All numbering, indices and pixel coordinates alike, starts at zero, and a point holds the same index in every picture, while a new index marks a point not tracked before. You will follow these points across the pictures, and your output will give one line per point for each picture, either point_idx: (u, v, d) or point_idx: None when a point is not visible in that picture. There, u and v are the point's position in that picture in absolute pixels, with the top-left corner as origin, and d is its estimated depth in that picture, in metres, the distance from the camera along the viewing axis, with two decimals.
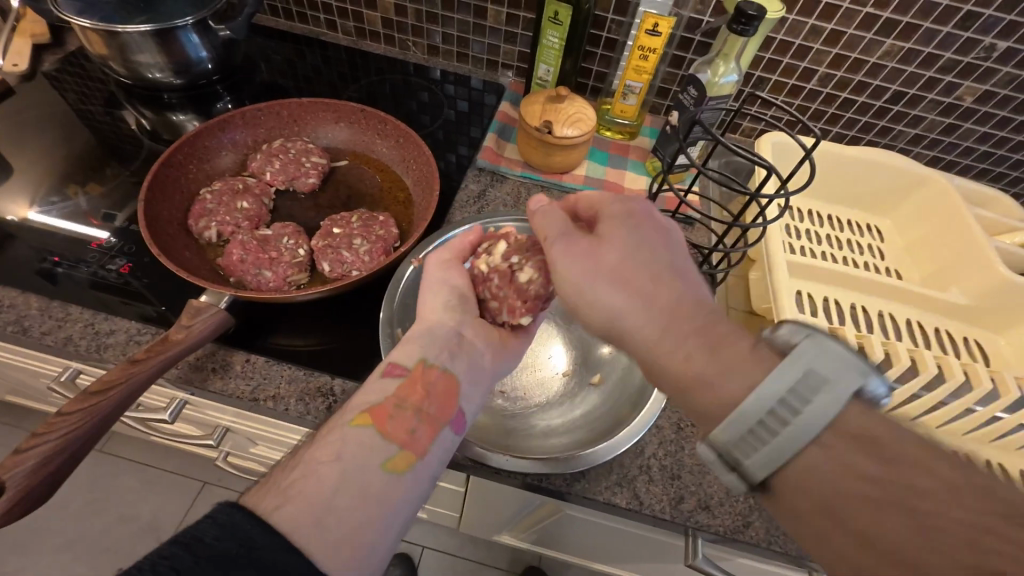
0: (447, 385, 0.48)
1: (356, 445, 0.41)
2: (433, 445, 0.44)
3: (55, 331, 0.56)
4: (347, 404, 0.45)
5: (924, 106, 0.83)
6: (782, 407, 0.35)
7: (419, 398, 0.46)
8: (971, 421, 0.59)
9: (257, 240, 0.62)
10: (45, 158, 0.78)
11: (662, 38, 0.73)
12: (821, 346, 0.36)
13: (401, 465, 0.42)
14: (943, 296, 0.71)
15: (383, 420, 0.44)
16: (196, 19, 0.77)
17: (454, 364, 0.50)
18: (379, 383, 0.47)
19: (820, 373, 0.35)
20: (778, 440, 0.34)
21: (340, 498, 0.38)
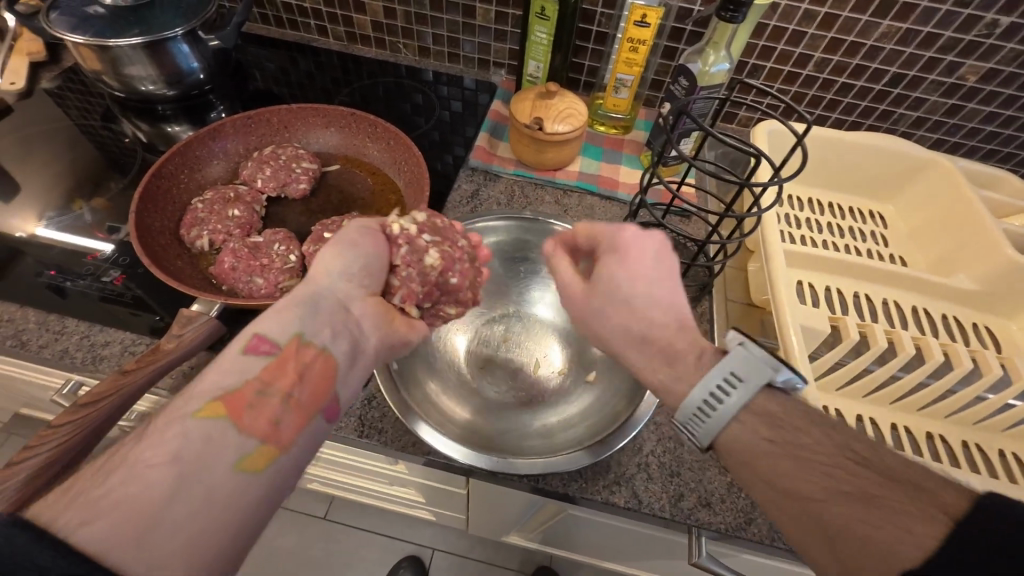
0: (322, 366, 0.44)
1: (203, 437, 0.35)
2: (301, 436, 0.40)
3: (52, 344, 0.57)
4: (189, 387, 0.38)
5: (926, 87, 0.81)
6: (723, 387, 0.41)
7: (288, 382, 0.41)
8: (981, 410, 0.58)
9: (248, 247, 0.62)
10: (42, 173, 0.79)
11: (651, 29, 0.71)
12: (752, 349, 0.42)
13: (261, 460, 0.36)
14: (950, 282, 0.69)
15: (239, 410, 0.37)
16: (186, 30, 0.78)
17: (333, 343, 0.45)
18: (239, 362, 0.41)
19: (744, 370, 0.41)
20: (715, 417, 0.41)
21: (176, 501, 0.31)
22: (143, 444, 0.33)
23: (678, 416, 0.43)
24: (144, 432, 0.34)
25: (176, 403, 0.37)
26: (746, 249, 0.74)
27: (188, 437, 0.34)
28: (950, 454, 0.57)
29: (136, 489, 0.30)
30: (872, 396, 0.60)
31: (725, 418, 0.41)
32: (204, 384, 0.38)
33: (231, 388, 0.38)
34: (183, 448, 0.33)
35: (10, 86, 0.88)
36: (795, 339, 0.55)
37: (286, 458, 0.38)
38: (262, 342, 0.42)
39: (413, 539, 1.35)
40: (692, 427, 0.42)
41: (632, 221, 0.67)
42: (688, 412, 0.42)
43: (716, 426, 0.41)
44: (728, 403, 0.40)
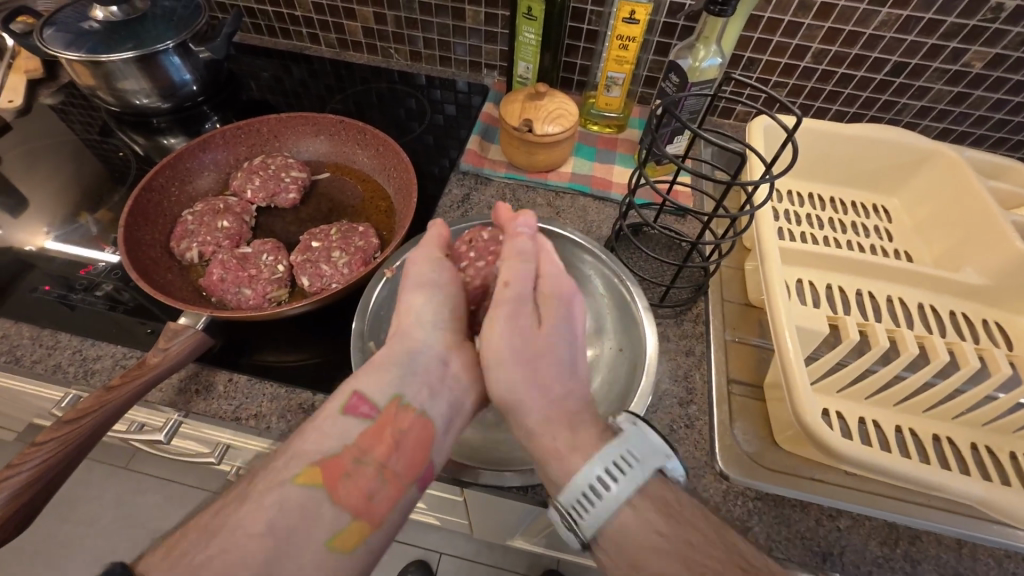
0: (417, 434, 0.46)
1: (302, 505, 0.39)
2: (394, 510, 0.42)
3: (45, 359, 0.57)
4: (298, 449, 0.42)
5: (930, 75, 0.78)
6: (601, 480, 0.42)
7: (383, 452, 0.44)
8: (991, 411, 0.55)
9: (236, 258, 0.62)
10: (40, 188, 0.80)
11: (640, 26, 0.70)
12: (644, 431, 0.45)
13: (351, 538, 0.39)
14: (956, 277, 0.67)
15: (334, 479, 0.41)
16: (177, 43, 0.79)
17: (431, 407, 0.47)
18: (341, 423, 0.44)
19: (641, 451, 0.43)
20: (598, 507, 0.41)
21: (276, 569, 0.35)
22: (247, 506, 0.38)
23: (559, 501, 0.43)
24: (253, 492, 0.39)
25: (282, 463, 0.41)
26: (743, 248, 0.73)
27: (287, 505, 0.38)
28: (958, 457, 0.55)
29: (231, 560, 0.34)
30: (876, 397, 0.58)
31: (604, 512, 0.41)
32: (310, 444, 0.43)
33: (331, 454, 0.42)
34: (278, 517, 0.37)
35: (9, 104, 0.89)
36: (789, 338, 0.53)
37: (376, 534, 0.40)
38: (361, 404, 0.46)
39: (419, 542, 1.35)
40: (574, 516, 0.43)
41: (622, 222, 0.66)
42: (570, 497, 0.42)
43: (595, 518, 0.42)
44: (610, 495, 0.42)
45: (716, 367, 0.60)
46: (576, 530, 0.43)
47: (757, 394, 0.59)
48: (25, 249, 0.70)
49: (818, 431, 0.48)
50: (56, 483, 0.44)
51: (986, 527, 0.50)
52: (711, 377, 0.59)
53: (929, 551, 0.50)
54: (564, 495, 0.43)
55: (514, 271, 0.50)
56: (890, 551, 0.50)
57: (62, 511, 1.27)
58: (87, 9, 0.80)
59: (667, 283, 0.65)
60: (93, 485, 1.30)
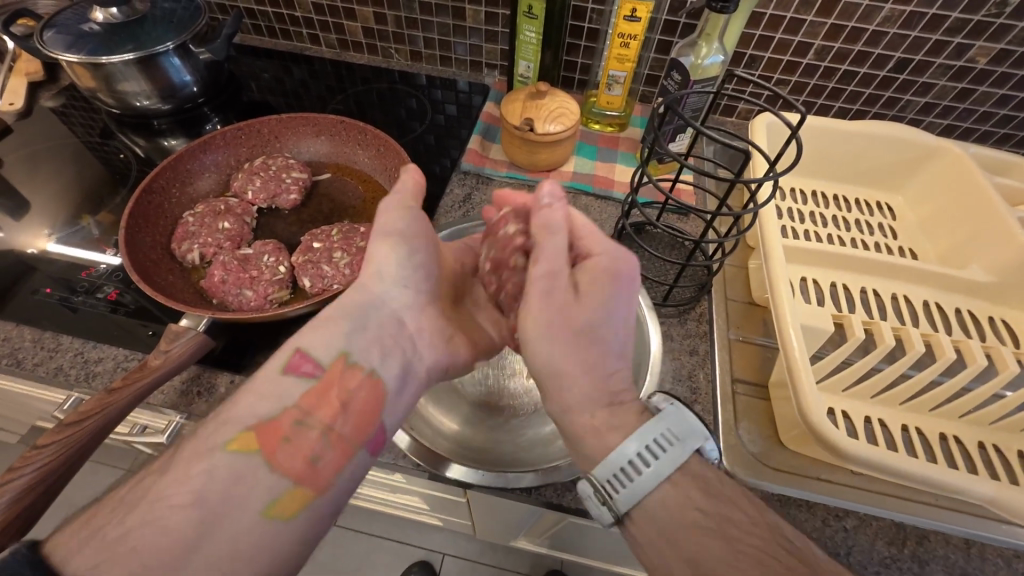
0: (364, 394, 0.46)
1: (234, 472, 0.38)
2: (340, 474, 0.42)
3: (47, 361, 0.57)
4: (232, 413, 0.41)
5: (933, 72, 0.78)
6: (648, 450, 0.42)
7: (329, 413, 0.44)
8: (998, 409, 0.55)
9: (237, 259, 0.62)
10: (40, 191, 0.80)
11: (642, 24, 0.70)
12: (684, 412, 0.43)
13: (293, 504, 0.39)
14: (962, 274, 0.66)
15: (274, 445, 0.40)
16: (177, 44, 0.78)
17: (380, 365, 0.48)
18: (281, 384, 0.44)
19: (679, 430, 0.43)
20: (635, 482, 0.41)
21: (205, 541, 0.35)
22: (174, 479, 0.37)
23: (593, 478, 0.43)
24: (181, 460, 0.38)
25: (209, 431, 0.40)
26: (746, 246, 0.72)
27: (216, 473, 0.38)
28: (965, 456, 0.54)
29: (154, 533, 0.34)
30: (882, 396, 0.57)
31: (642, 489, 0.41)
32: (244, 410, 0.42)
33: (267, 418, 0.41)
34: (209, 486, 0.37)
35: (9, 107, 0.89)
36: (794, 337, 0.53)
37: (321, 499, 0.40)
38: (303, 364, 0.45)
39: (422, 543, 1.34)
40: (608, 490, 0.42)
41: (625, 221, 0.65)
42: (609, 470, 0.42)
43: (633, 493, 0.41)
44: (649, 470, 0.41)
45: (720, 367, 0.60)
46: (611, 503, 0.42)
47: (762, 394, 0.59)
48: (28, 252, 0.70)
49: (824, 430, 0.47)
50: (59, 486, 0.43)
51: (994, 527, 0.50)
52: (715, 377, 0.59)
53: (937, 551, 0.49)
54: (605, 466, 0.42)
55: (551, 250, 0.47)
56: (897, 552, 0.49)
57: (66, 513, 1.27)
58: (86, 11, 0.80)
59: (670, 282, 0.65)
60: (97, 487, 1.30)
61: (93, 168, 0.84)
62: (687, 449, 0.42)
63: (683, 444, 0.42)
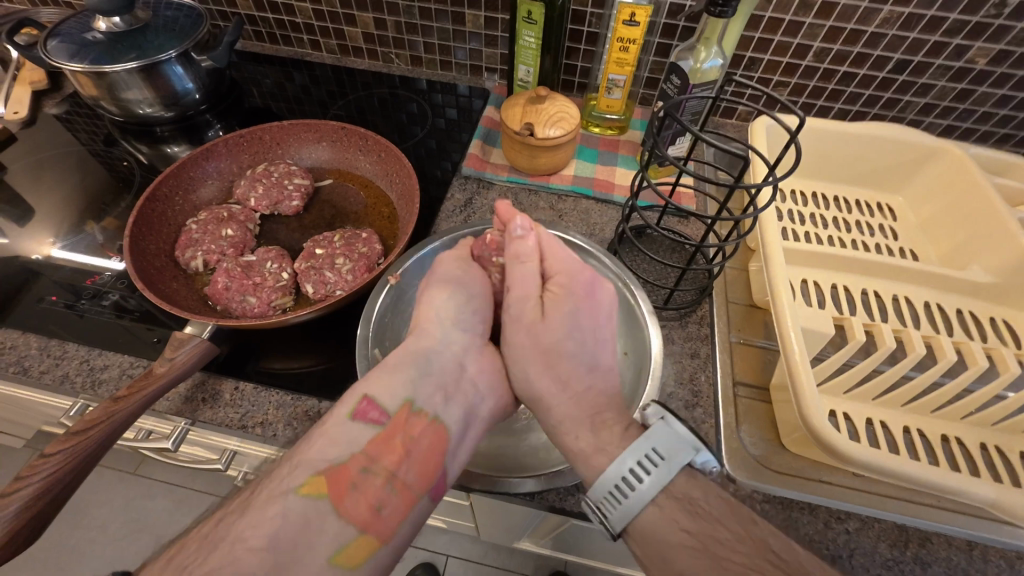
0: (428, 442, 0.46)
1: (304, 516, 0.38)
2: (402, 523, 0.41)
3: (53, 369, 0.58)
4: (303, 457, 0.42)
5: (933, 72, 0.77)
6: (637, 467, 0.43)
7: (394, 459, 0.44)
8: (999, 411, 0.55)
9: (241, 266, 0.63)
10: (44, 198, 0.81)
11: (641, 28, 0.70)
12: (673, 426, 0.44)
13: (358, 552, 0.38)
14: (961, 275, 0.66)
15: (341, 490, 0.40)
16: (180, 52, 0.79)
17: (445, 412, 0.48)
18: (349, 430, 0.44)
19: (666, 446, 0.43)
20: (629, 499, 0.42)
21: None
22: (248, 518, 0.37)
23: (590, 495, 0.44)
24: (256, 502, 0.39)
25: (285, 472, 0.41)
26: (746, 248, 0.73)
27: (289, 517, 0.38)
28: (967, 457, 0.54)
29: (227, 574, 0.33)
30: (882, 398, 0.57)
31: (637, 505, 0.42)
32: (315, 453, 0.42)
33: (338, 463, 0.42)
34: (280, 531, 0.37)
35: (13, 116, 0.90)
36: (795, 338, 0.53)
37: (386, 548, 0.40)
38: (370, 409, 0.46)
39: (426, 546, 1.35)
40: (608, 507, 0.43)
41: (626, 226, 0.65)
42: (602, 489, 0.43)
43: (627, 512, 0.42)
44: (640, 490, 0.42)
45: (722, 371, 0.60)
46: (609, 520, 0.43)
47: (764, 397, 0.59)
48: (33, 258, 0.71)
49: (826, 434, 0.47)
50: (65, 495, 0.44)
51: (995, 528, 0.50)
52: (717, 380, 0.59)
53: (940, 553, 0.49)
54: (606, 479, 0.43)
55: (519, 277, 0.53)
56: (899, 554, 0.49)
57: (74, 518, 1.28)
58: (90, 20, 0.81)
59: (671, 285, 0.65)
60: (103, 492, 1.31)
61: (96, 175, 0.85)
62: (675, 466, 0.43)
63: (669, 462, 0.43)
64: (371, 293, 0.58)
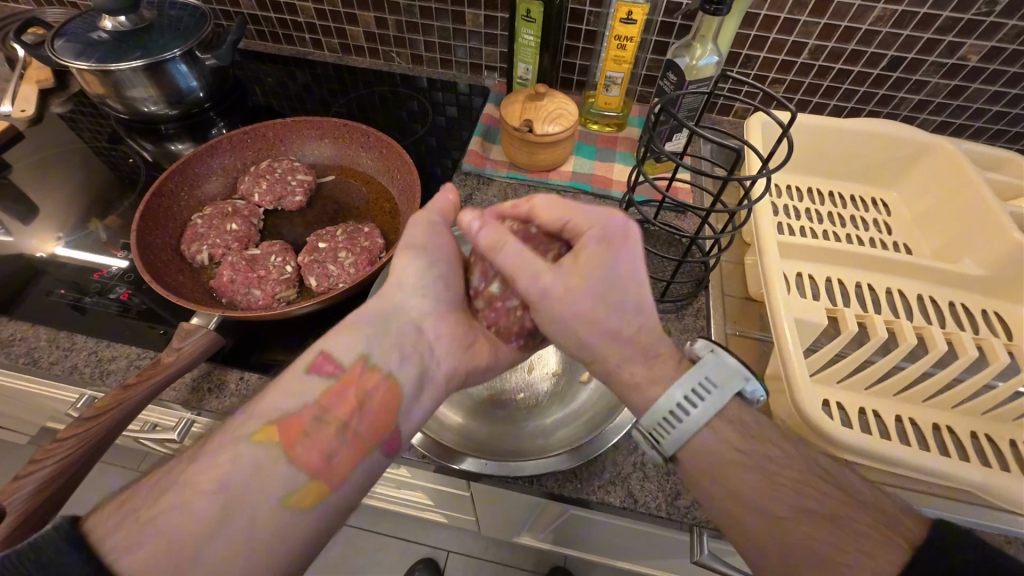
0: (381, 394, 0.46)
1: (256, 462, 0.39)
2: (354, 470, 0.42)
3: (62, 360, 0.59)
4: (256, 408, 0.42)
5: (926, 69, 0.79)
6: (700, 385, 0.43)
7: (347, 411, 0.44)
8: (989, 400, 0.56)
9: (246, 260, 0.64)
10: (51, 195, 0.82)
11: (638, 26, 0.71)
12: (725, 355, 0.45)
13: (309, 496, 0.39)
14: (953, 268, 0.67)
15: (293, 438, 0.41)
16: (184, 50, 0.80)
17: (400, 368, 0.47)
18: (302, 382, 0.44)
19: (719, 375, 0.44)
20: (684, 423, 0.43)
21: (224, 526, 0.35)
22: (199, 464, 0.38)
23: (643, 423, 0.45)
24: (208, 449, 0.40)
25: (238, 423, 0.42)
26: (742, 242, 0.74)
27: (240, 461, 0.39)
28: (958, 445, 0.56)
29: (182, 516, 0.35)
30: (874, 388, 0.58)
31: (694, 425, 0.43)
32: (267, 406, 0.43)
33: (289, 413, 0.42)
34: (232, 473, 0.38)
35: (20, 114, 0.91)
36: (788, 328, 0.54)
37: (335, 494, 0.41)
38: (326, 364, 0.46)
39: (427, 541, 1.36)
40: (660, 433, 0.44)
41: (623, 221, 0.66)
42: (653, 419, 0.44)
43: (680, 436, 0.43)
44: (701, 408, 0.43)
45: None
46: (662, 445, 0.44)
47: None
48: (39, 256, 0.72)
49: (817, 419, 0.48)
50: (77, 478, 0.45)
51: (984, 514, 0.51)
52: None
53: None
54: (659, 408, 0.43)
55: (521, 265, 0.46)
56: None
57: (78, 514, 1.29)
58: (96, 19, 0.82)
59: (668, 278, 0.66)
60: (106, 488, 1.32)
61: (101, 172, 0.86)
62: (734, 377, 0.44)
63: (732, 375, 0.44)
64: (373, 285, 0.60)
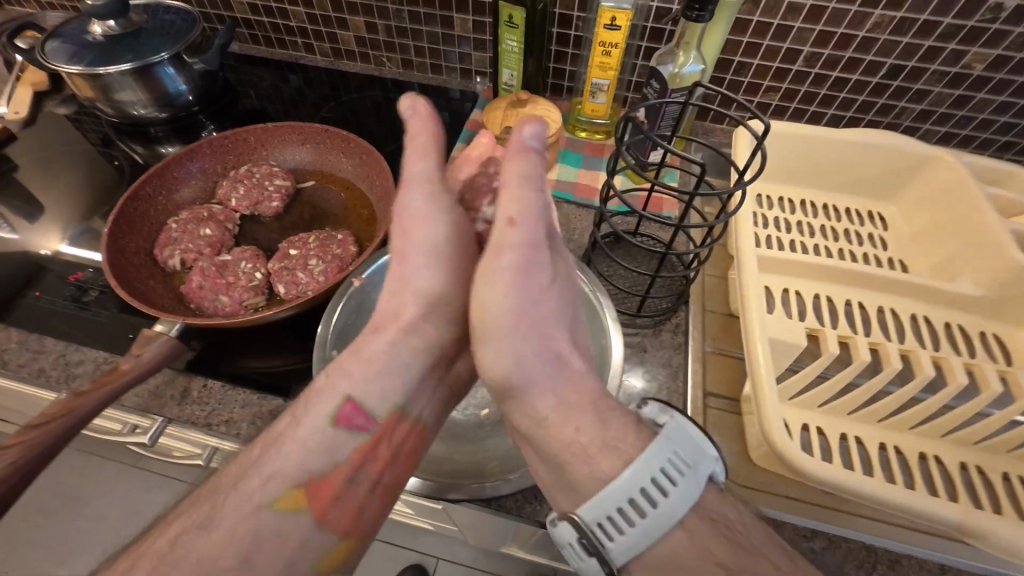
0: (412, 444, 0.47)
1: (283, 531, 0.40)
2: (379, 523, 0.44)
3: (30, 362, 0.59)
4: (268, 469, 0.41)
5: (928, 78, 0.75)
6: (657, 483, 0.38)
7: (379, 467, 0.45)
8: (981, 429, 0.53)
9: (216, 266, 0.63)
10: (38, 196, 0.83)
11: (622, 32, 0.69)
12: (683, 426, 0.42)
13: (336, 558, 0.42)
14: (950, 287, 0.64)
15: (322, 504, 0.42)
16: (171, 54, 0.81)
17: (415, 410, 0.48)
18: (331, 436, 0.43)
19: (687, 453, 0.40)
20: (643, 520, 0.38)
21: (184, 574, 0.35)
22: (214, 534, 0.38)
23: (579, 511, 0.40)
24: (225, 505, 0.40)
25: (252, 483, 0.41)
26: (726, 255, 0.71)
27: (262, 533, 0.39)
28: (945, 478, 0.52)
29: None
30: (857, 413, 0.56)
31: (659, 523, 0.38)
32: (287, 463, 0.42)
33: (320, 475, 0.42)
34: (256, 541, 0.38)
35: (14, 116, 0.93)
36: (760, 350, 0.52)
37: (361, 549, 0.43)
38: (354, 417, 0.44)
39: (417, 547, 1.35)
40: (605, 533, 0.38)
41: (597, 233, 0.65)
42: (597, 513, 0.39)
43: (631, 540, 0.38)
44: (643, 520, 0.38)
45: (693, 379, 0.59)
46: (599, 554, 0.38)
47: (734, 408, 0.58)
48: (42, 253, 0.73)
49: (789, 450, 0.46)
50: (24, 483, 0.45)
51: (967, 554, 0.48)
52: (687, 390, 0.58)
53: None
54: (604, 503, 0.39)
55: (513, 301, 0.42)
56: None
57: (74, 509, 1.31)
58: (89, 22, 0.83)
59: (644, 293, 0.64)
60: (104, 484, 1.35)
61: (89, 174, 0.87)
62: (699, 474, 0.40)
63: (695, 469, 0.40)
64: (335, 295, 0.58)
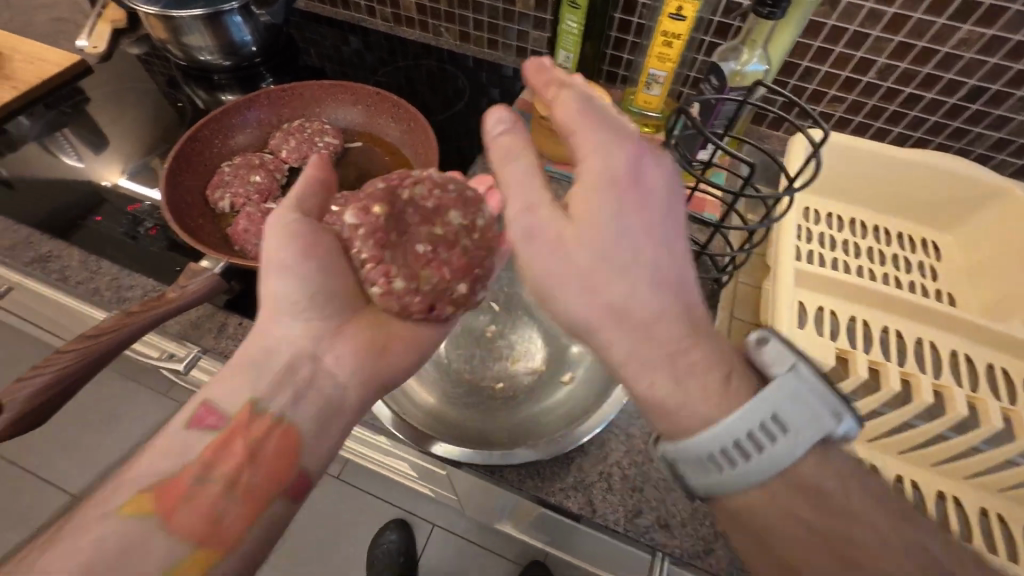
0: (276, 445, 0.47)
1: (126, 536, 0.39)
2: (247, 533, 0.43)
3: (87, 281, 0.64)
4: (120, 482, 0.43)
5: (1011, 104, 0.70)
6: (767, 429, 0.37)
7: (230, 466, 0.45)
8: (1009, 477, 0.50)
9: (262, 212, 0.66)
10: (106, 129, 0.87)
11: (686, 23, 0.68)
12: (802, 375, 0.38)
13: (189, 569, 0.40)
14: (999, 328, 0.61)
15: (170, 506, 0.42)
16: (241, 3, 0.84)
17: (297, 414, 0.49)
18: (182, 438, 0.46)
19: (797, 412, 0.37)
20: (751, 460, 0.36)
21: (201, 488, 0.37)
22: (59, 548, 0.38)
23: (685, 445, 0.38)
24: (67, 533, 0.39)
25: (104, 499, 0.42)
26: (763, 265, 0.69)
27: (108, 539, 0.39)
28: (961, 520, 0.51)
29: None
30: (877, 442, 0.54)
31: (763, 466, 0.37)
32: (140, 472, 0.43)
33: (163, 479, 0.43)
34: (101, 553, 0.38)
35: (92, 50, 0.98)
36: None
37: (229, 557, 0.42)
38: (207, 417, 0.47)
39: (415, 511, 1.40)
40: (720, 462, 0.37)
41: None
42: (709, 446, 0.37)
43: (744, 474, 0.37)
44: (760, 456, 0.36)
45: None
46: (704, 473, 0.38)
47: None
48: (103, 183, 0.78)
49: None
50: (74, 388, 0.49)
51: None
52: None
53: None
54: (712, 441, 0.37)
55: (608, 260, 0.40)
56: None
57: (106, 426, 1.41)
58: None
59: None
60: (135, 406, 1.44)
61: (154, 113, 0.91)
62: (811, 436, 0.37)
63: (796, 433, 0.37)
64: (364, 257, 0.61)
